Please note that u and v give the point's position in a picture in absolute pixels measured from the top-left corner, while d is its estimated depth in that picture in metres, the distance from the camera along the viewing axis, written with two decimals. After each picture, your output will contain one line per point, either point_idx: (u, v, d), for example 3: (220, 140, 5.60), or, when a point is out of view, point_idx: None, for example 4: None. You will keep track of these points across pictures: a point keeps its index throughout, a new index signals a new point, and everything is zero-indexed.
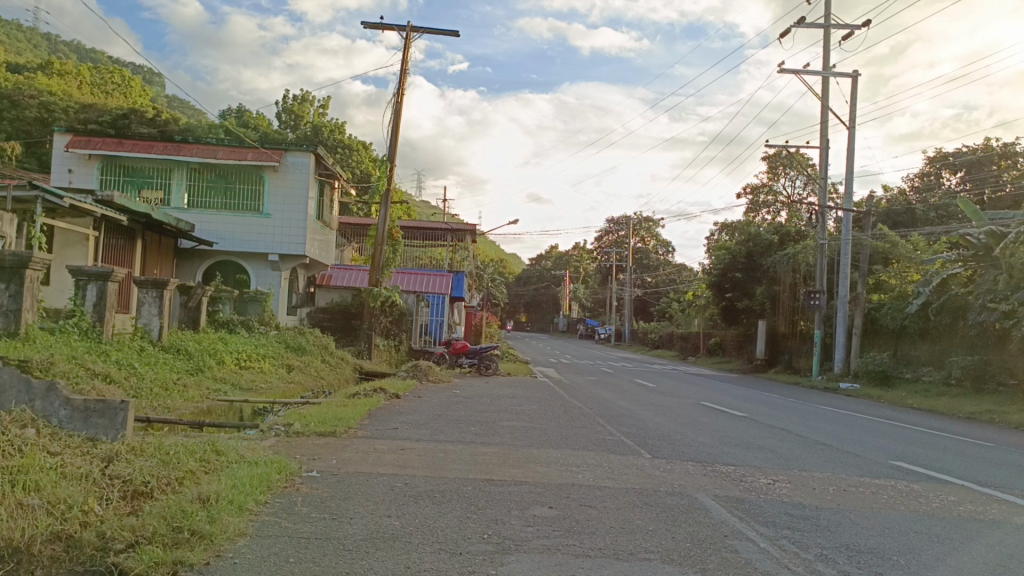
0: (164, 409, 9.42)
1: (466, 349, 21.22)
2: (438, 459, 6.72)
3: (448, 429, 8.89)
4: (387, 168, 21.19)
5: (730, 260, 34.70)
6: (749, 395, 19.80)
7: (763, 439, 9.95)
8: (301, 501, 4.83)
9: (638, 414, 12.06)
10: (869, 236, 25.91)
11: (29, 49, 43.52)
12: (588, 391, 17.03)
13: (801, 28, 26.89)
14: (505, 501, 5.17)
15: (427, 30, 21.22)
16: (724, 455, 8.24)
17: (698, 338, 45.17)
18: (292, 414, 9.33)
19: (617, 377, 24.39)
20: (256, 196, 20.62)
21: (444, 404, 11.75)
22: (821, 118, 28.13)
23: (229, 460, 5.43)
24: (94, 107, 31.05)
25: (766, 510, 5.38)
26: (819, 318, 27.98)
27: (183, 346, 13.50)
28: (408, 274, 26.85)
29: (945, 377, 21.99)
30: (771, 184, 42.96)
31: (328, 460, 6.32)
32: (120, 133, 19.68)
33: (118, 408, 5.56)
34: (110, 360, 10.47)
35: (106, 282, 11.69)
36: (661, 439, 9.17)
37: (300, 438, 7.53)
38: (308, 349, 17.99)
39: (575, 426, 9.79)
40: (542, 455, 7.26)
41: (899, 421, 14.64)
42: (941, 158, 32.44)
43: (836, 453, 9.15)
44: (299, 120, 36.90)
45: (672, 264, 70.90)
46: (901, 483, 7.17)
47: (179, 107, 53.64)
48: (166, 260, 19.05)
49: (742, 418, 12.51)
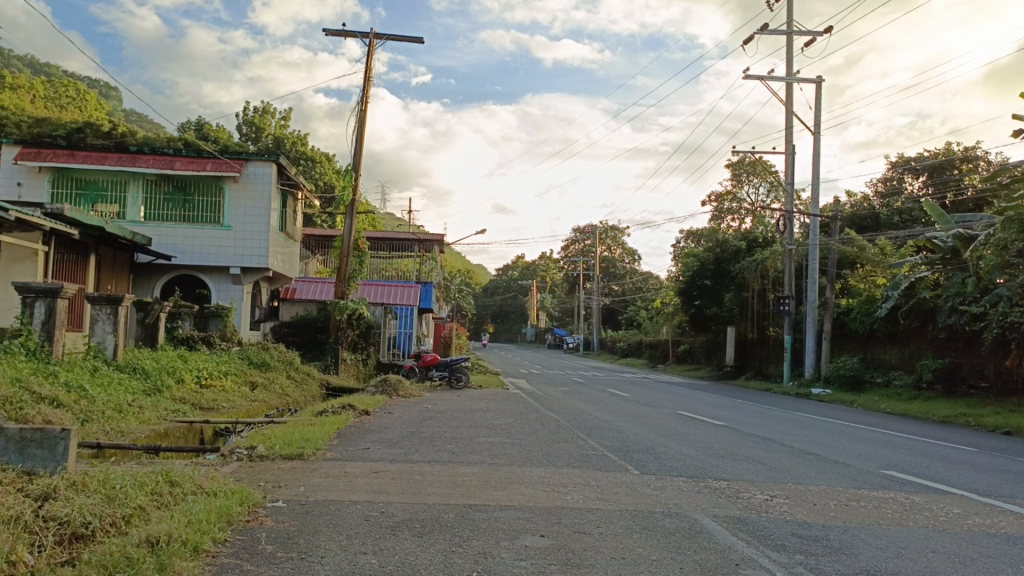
0: (117, 433, 8.79)
1: (437, 362, 20.71)
2: (415, 482, 6.25)
3: (423, 448, 8.42)
4: (353, 177, 20.66)
5: (698, 267, 34.67)
6: (724, 403, 19.60)
7: (749, 450, 9.63)
8: (265, 537, 4.34)
9: (618, 427, 11.68)
10: (836, 241, 26.00)
11: None
12: (563, 403, 16.66)
13: (764, 35, 27.03)
14: (492, 530, 4.72)
15: (390, 37, 20.79)
16: (713, 469, 7.87)
17: (667, 346, 45.17)
18: (256, 435, 8.77)
19: (589, 387, 24.05)
20: (216, 207, 19.92)
21: (417, 421, 11.23)
22: (786, 125, 28.29)
23: (184, 492, 4.90)
24: (46, 120, 29.99)
25: (772, 532, 5.06)
26: (789, 323, 28.02)
27: (139, 364, 12.79)
28: (375, 286, 26.27)
29: (914, 380, 22.08)
30: (735, 192, 43.23)
31: (295, 488, 5.80)
32: (71, 144, 18.86)
33: (58, 438, 5.00)
34: (58, 382, 9.75)
35: (54, 299, 10.96)
36: (645, 453, 8.81)
37: (265, 462, 7.01)
38: (273, 364, 17.35)
39: (556, 441, 9.39)
40: (527, 475, 6.85)
41: (876, 426, 14.53)
42: (903, 163, 32.88)
43: (826, 464, 8.87)
44: (260, 132, 35.98)
45: (638, 272, 71.13)
46: (900, 496, 6.94)
47: (136, 121, 52.29)
48: (121, 275, 18.21)
49: (724, 428, 12.20)
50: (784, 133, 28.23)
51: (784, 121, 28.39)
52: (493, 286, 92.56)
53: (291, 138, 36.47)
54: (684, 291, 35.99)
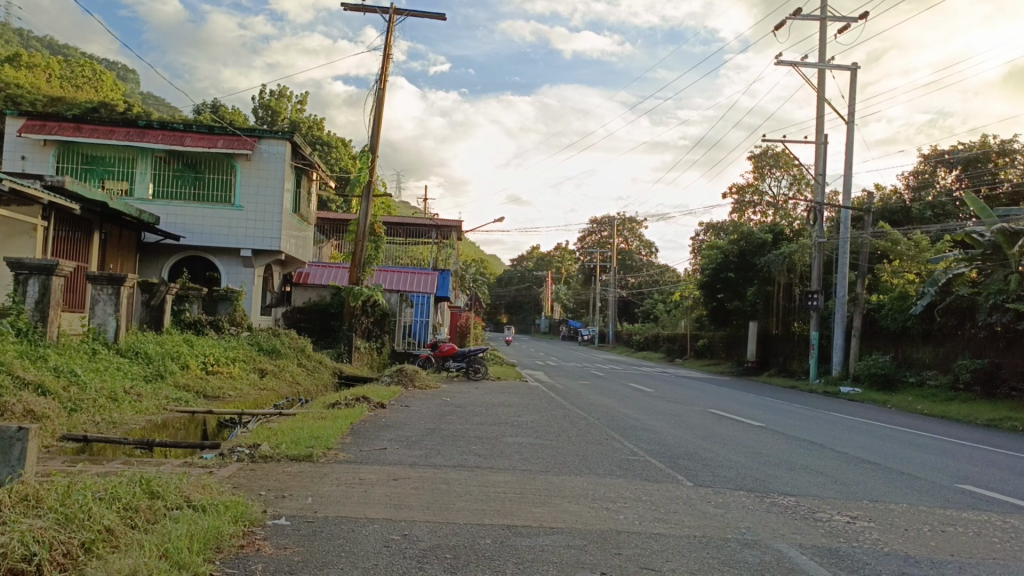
0: (109, 424, 7.97)
1: (453, 351, 19.82)
2: (439, 493, 5.37)
3: (444, 449, 7.57)
4: (369, 159, 19.79)
5: (722, 260, 33.65)
6: (753, 401, 18.64)
7: (804, 458, 8.72)
8: (260, 572, 3.48)
9: (652, 427, 10.75)
10: (870, 235, 24.86)
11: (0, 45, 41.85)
12: (586, 398, 15.78)
13: (797, 19, 25.93)
14: (537, 563, 3.87)
15: (410, 13, 19.85)
16: (773, 482, 6.95)
17: (686, 340, 44.14)
18: (262, 431, 7.93)
19: (610, 380, 23.12)
20: (227, 186, 19.12)
21: (435, 416, 10.38)
22: (819, 114, 27.22)
23: (168, 507, 4.07)
24: (63, 100, 29.45)
25: (877, 570, 4.23)
26: (817, 318, 26.94)
27: (142, 348, 12.00)
28: (390, 272, 25.40)
29: (952, 381, 21.06)
30: (758, 184, 41.93)
31: (301, 499, 4.94)
32: (78, 117, 18.09)
33: (13, 438, 4.17)
34: (45, 367, 8.90)
35: (50, 277, 10.16)
36: (692, 460, 7.90)
37: (268, 464, 6.15)
38: (283, 352, 16.53)
39: (590, 443, 8.51)
40: (567, 485, 5.99)
41: (923, 431, 13.50)
42: (936, 155, 31.56)
43: (896, 477, 7.94)
44: (276, 117, 35.13)
45: (655, 265, 70.07)
46: (998, 519, 6.08)
47: (155, 105, 51.75)
48: (127, 255, 17.40)
49: (765, 430, 11.28)
50: (815, 122, 27.13)
51: (816, 109, 27.31)
52: (507, 276, 91.90)
53: (308, 122, 35.71)
54: (706, 284, 34.99)
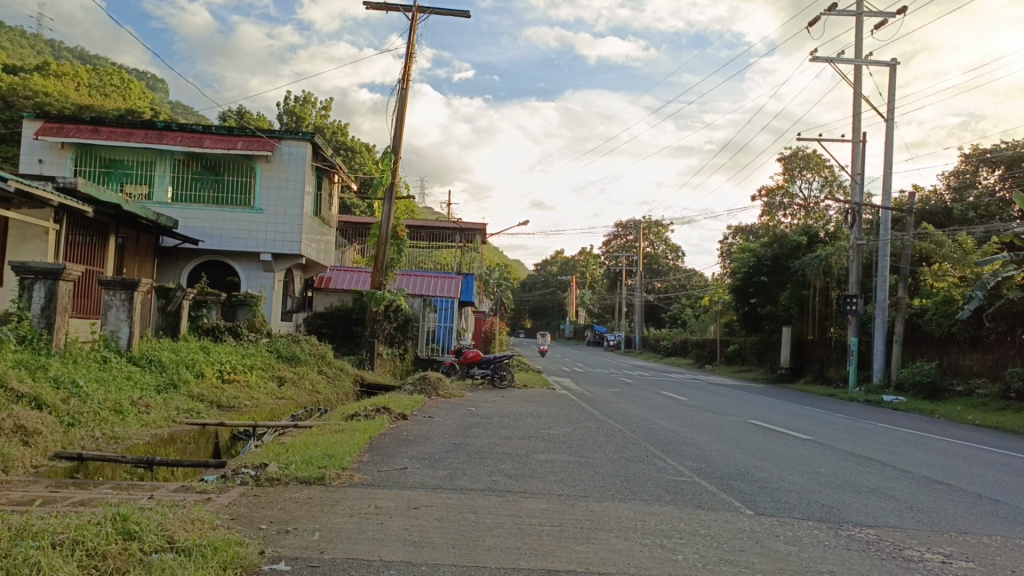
0: (109, 440, 7.39)
1: (479, 358, 19.14)
2: (467, 527, 4.66)
3: (471, 468, 6.90)
4: (392, 161, 19.16)
5: (755, 264, 32.52)
6: (791, 410, 17.73)
7: (868, 477, 7.91)
8: None
9: (693, 440, 9.96)
10: (911, 236, 23.73)
11: (31, 54, 42.05)
12: (618, 407, 15.00)
13: (833, 14, 24.94)
14: None
15: (433, 10, 19.24)
16: (842, 508, 6.17)
17: (715, 346, 43.12)
18: (272, 447, 7.28)
19: (640, 388, 22.25)
20: (246, 189, 18.64)
21: (461, 429, 9.70)
22: (855, 112, 26.19)
23: (145, 554, 3.40)
24: (88, 107, 29.33)
25: None
26: (856, 324, 25.83)
27: (156, 356, 11.46)
28: (413, 277, 24.82)
29: (1002, 390, 19.93)
30: (788, 186, 40.77)
31: (308, 536, 4.24)
32: (96, 119, 17.70)
33: None
34: (44, 377, 8.32)
35: (56, 282, 9.63)
36: (745, 481, 7.13)
37: (274, 490, 5.48)
38: (303, 359, 15.96)
39: (631, 461, 7.79)
40: (612, 514, 5.27)
41: (981, 445, 12.53)
42: (977, 154, 30.24)
43: (976, 502, 7.08)
44: (301, 122, 34.82)
45: (683, 269, 68.80)
46: None
47: (182, 113, 51.80)
48: (144, 259, 16.99)
49: (815, 445, 10.44)
50: (853, 121, 26.13)
51: (853, 106, 26.26)
52: (531, 281, 91.16)
53: (331, 128, 35.35)
54: (738, 289, 33.93)
